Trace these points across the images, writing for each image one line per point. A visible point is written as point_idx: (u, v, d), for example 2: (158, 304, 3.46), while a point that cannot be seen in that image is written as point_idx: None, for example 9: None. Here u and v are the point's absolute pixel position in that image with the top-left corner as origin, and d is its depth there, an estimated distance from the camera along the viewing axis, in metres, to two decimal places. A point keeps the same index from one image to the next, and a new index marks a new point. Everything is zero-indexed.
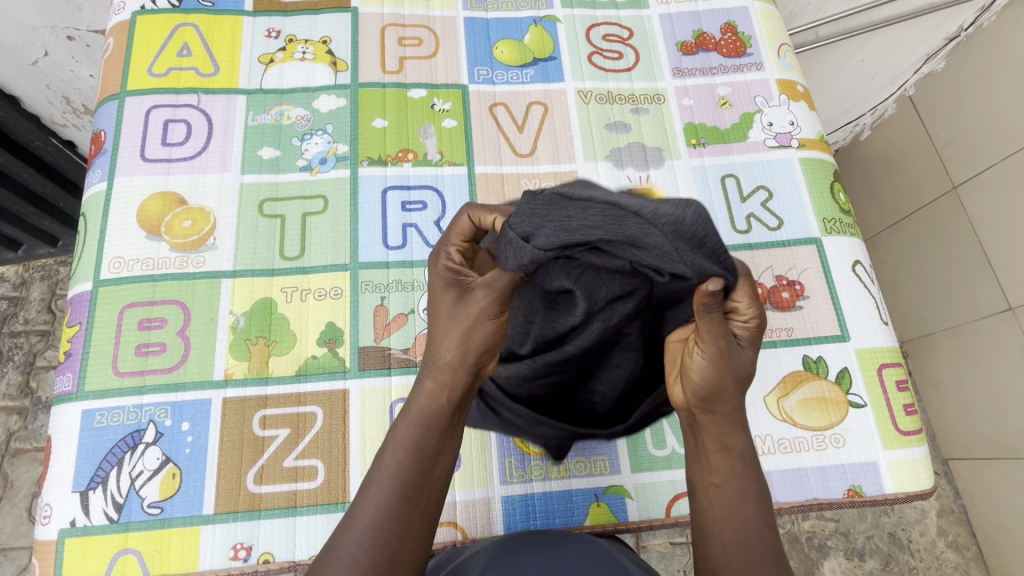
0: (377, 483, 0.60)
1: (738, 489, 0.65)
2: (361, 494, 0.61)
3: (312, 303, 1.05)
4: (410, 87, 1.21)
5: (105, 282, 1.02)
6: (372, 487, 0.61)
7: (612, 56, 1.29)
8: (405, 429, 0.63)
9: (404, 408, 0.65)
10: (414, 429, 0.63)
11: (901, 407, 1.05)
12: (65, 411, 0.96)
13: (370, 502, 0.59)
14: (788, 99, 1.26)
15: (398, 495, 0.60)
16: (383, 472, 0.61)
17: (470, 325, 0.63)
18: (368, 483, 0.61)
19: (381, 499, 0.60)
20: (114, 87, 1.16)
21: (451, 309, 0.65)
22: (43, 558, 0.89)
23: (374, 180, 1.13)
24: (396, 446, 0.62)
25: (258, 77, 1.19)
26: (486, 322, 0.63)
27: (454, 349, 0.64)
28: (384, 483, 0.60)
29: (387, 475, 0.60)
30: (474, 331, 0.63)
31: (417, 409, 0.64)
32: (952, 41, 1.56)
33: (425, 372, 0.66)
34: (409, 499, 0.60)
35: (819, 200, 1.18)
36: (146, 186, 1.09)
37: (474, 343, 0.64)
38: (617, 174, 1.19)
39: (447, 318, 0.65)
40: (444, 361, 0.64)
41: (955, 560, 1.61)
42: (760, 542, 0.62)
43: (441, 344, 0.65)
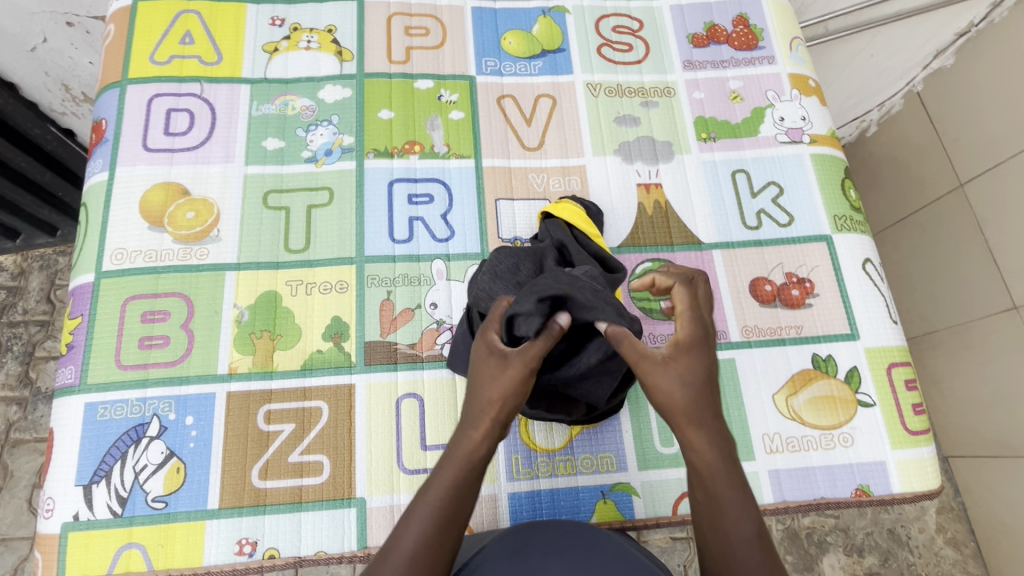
0: (420, 517, 0.60)
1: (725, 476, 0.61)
2: (398, 529, 0.60)
3: (317, 296, 1.04)
4: (417, 77, 1.19)
5: (107, 273, 1.01)
6: (411, 522, 0.60)
7: (622, 48, 1.27)
8: (448, 471, 0.62)
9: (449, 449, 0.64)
10: (459, 471, 0.62)
11: (910, 407, 1.04)
12: (67, 403, 0.95)
13: (408, 537, 0.59)
14: (799, 94, 1.24)
15: (438, 526, 0.60)
16: (424, 507, 0.60)
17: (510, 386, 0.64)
18: (406, 518, 0.60)
19: (421, 532, 0.59)
20: (115, 75, 1.13)
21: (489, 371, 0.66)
22: (46, 552, 0.89)
23: (380, 172, 1.12)
24: (437, 485, 0.61)
25: (262, 66, 1.17)
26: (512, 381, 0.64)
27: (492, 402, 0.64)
28: (428, 512, 0.60)
29: (427, 513, 0.60)
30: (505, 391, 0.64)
31: (460, 456, 0.63)
32: (963, 37, 1.54)
33: (467, 423, 0.65)
34: (444, 535, 0.60)
35: (830, 196, 1.16)
36: (147, 176, 1.07)
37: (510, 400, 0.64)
38: (626, 169, 1.18)
39: (487, 376, 0.66)
40: (483, 413, 0.64)
41: (953, 557, 1.62)
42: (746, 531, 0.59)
43: (480, 395, 0.65)
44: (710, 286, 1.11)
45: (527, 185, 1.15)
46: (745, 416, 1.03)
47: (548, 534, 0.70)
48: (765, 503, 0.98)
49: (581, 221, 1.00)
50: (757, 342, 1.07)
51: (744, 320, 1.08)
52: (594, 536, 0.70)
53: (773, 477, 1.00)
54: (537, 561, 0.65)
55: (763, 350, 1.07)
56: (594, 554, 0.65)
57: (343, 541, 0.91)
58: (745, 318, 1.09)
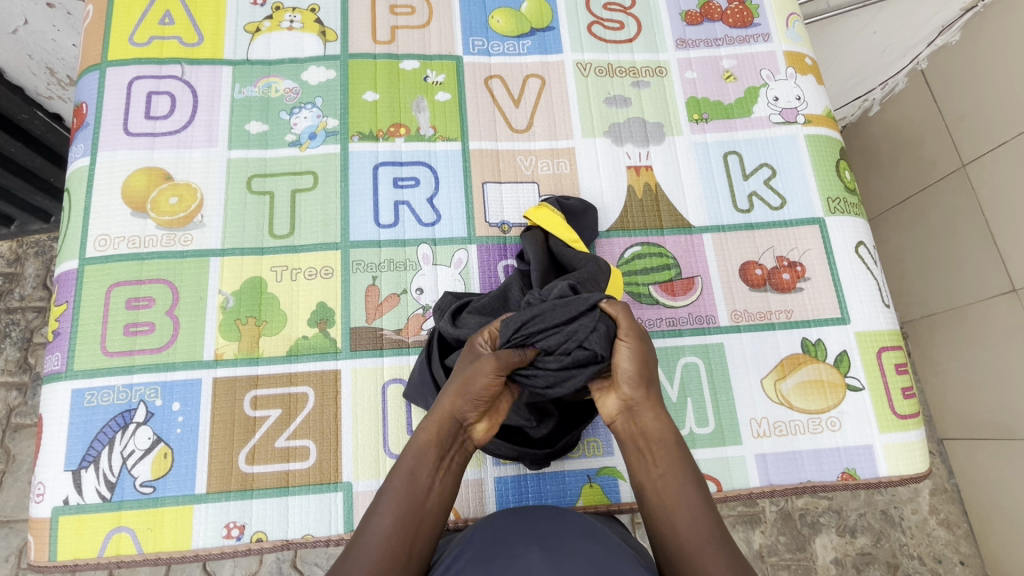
0: (387, 501, 0.67)
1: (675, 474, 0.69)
2: (364, 522, 0.67)
3: (302, 282, 1.03)
4: (402, 58, 1.17)
5: (91, 260, 1.01)
6: (374, 515, 0.66)
7: (613, 26, 1.24)
8: (408, 461, 0.69)
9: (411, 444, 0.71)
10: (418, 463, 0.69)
11: (899, 391, 1.03)
12: (54, 390, 0.95)
13: (373, 527, 0.65)
14: (795, 72, 1.21)
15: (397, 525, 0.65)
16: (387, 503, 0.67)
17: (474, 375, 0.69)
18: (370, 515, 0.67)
19: (383, 522, 0.65)
20: (94, 58, 1.11)
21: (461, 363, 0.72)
22: (38, 535, 0.90)
23: (365, 155, 1.10)
24: (397, 482, 0.68)
25: (244, 47, 1.15)
26: (484, 372, 0.69)
27: (454, 393, 0.70)
28: (387, 510, 0.66)
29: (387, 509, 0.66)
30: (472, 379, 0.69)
31: (419, 451, 0.69)
32: (969, 12, 1.48)
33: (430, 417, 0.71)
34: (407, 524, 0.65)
35: (823, 177, 1.14)
36: (129, 161, 1.05)
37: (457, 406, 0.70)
38: (616, 151, 1.16)
39: (457, 369, 0.72)
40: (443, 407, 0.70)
41: (945, 537, 1.64)
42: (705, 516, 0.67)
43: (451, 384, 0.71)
44: (699, 270, 1.09)
45: (514, 168, 1.13)
46: (733, 401, 1.02)
47: (523, 522, 0.69)
48: (752, 486, 0.99)
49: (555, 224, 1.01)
50: (746, 327, 1.06)
51: (734, 304, 1.07)
52: (569, 521, 0.70)
53: (759, 460, 1.00)
54: (518, 547, 0.63)
55: (752, 335, 1.06)
56: (570, 536, 0.65)
57: (330, 526, 0.92)
58: (735, 302, 1.08)
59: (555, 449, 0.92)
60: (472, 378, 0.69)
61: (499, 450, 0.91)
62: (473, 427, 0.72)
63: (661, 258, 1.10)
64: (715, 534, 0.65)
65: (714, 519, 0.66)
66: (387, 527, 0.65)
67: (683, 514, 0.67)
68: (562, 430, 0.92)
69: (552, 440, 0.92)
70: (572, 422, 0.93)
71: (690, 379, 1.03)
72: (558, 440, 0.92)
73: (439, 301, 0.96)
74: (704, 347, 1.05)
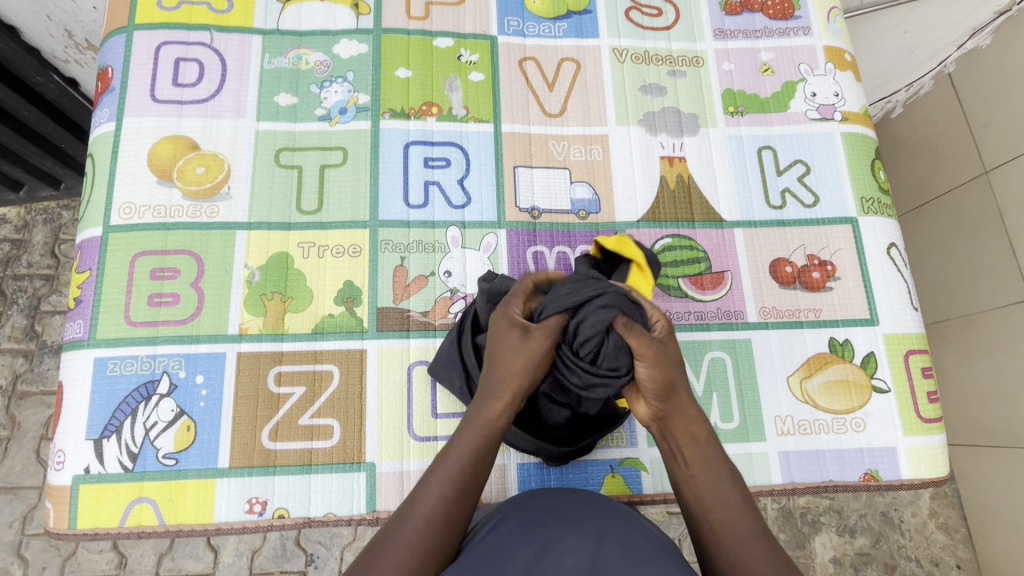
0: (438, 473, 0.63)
1: (711, 471, 0.65)
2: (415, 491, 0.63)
3: (329, 260, 1.01)
4: (436, 35, 1.14)
5: (115, 228, 0.99)
6: (430, 483, 0.63)
7: (651, 13, 1.21)
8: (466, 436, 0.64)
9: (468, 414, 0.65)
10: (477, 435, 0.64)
11: (924, 395, 1.03)
12: (76, 357, 0.94)
13: (426, 497, 0.62)
14: (834, 68, 1.19)
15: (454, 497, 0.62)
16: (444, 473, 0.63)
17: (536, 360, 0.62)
18: (423, 483, 0.63)
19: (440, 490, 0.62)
20: (121, 21, 1.08)
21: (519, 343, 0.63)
22: (57, 503, 0.89)
23: (396, 134, 1.08)
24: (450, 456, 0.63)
25: (275, 17, 1.12)
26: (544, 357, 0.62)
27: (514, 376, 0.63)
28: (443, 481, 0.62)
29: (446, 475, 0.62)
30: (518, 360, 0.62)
31: (474, 427, 0.64)
32: (1003, 16, 1.45)
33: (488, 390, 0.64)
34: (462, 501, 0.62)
35: (858, 176, 1.13)
36: (156, 128, 1.03)
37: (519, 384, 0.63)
38: (649, 141, 1.14)
39: (509, 349, 0.63)
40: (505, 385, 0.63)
41: (943, 541, 1.66)
42: (742, 516, 0.63)
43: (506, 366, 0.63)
44: (729, 265, 1.08)
45: (546, 153, 1.11)
46: (758, 398, 1.02)
47: (552, 513, 0.67)
48: (773, 483, 0.98)
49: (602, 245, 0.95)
50: (774, 324, 1.05)
51: (763, 301, 1.06)
52: (603, 504, 0.69)
53: (782, 458, 1.00)
54: (555, 530, 0.63)
55: (780, 332, 1.05)
56: (605, 520, 0.65)
57: (352, 505, 0.92)
58: (764, 299, 1.07)
59: (576, 450, 0.91)
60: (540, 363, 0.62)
61: (520, 440, 0.89)
62: None
63: (691, 251, 1.08)
64: (755, 530, 0.63)
65: (752, 518, 0.63)
66: (443, 498, 0.61)
67: (721, 514, 0.63)
68: (587, 432, 0.90)
69: (575, 440, 0.91)
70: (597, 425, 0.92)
71: (716, 374, 1.03)
72: (580, 440, 0.91)
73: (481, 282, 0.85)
74: (731, 342, 1.04)
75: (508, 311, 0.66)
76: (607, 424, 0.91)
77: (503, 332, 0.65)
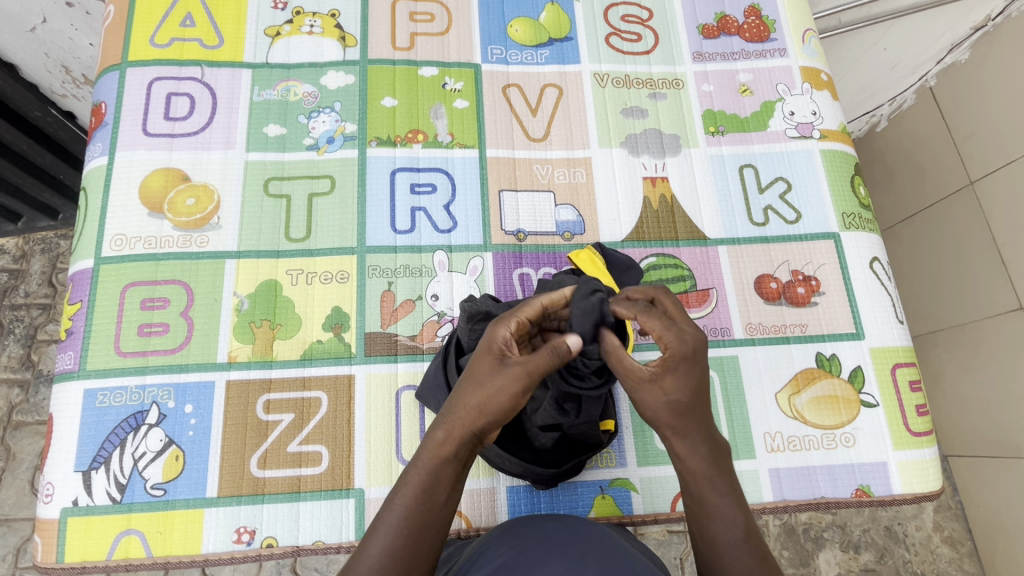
0: (390, 514, 0.60)
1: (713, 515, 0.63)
2: (368, 532, 0.60)
3: (317, 286, 1.03)
4: (421, 64, 1.17)
5: (106, 259, 1.00)
6: (381, 526, 0.60)
7: (630, 38, 1.25)
8: (416, 474, 0.62)
9: (418, 451, 0.63)
10: (425, 475, 0.61)
11: (913, 408, 1.03)
12: (66, 389, 0.94)
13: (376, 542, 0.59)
14: (811, 87, 1.21)
15: (402, 543, 0.59)
16: (392, 517, 0.60)
17: (502, 392, 0.59)
18: (374, 526, 0.60)
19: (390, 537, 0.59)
20: (114, 58, 1.12)
21: (490, 372, 0.60)
22: (45, 536, 0.89)
23: (383, 161, 1.10)
24: (402, 496, 0.61)
25: (264, 50, 1.15)
26: (508, 392, 0.59)
27: (470, 411, 0.61)
28: (391, 527, 0.59)
29: (396, 518, 0.59)
30: (496, 397, 0.59)
31: (425, 462, 0.62)
32: (979, 31, 1.49)
33: (439, 422, 0.63)
34: (417, 539, 0.59)
35: (838, 192, 1.15)
36: (148, 161, 1.06)
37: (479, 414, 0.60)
38: (632, 162, 1.16)
39: (478, 380, 0.61)
40: (457, 418, 0.61)
41: (949, 555, 1.63)
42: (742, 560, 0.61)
43: (468, 398, 0.61)
44: (714, 282, 1.09)
45: (531, 177, 1.13)
46: (747, 415, 1.02)
47: (537, 544, 0.65)
48: (765, 501, 0.98)
49: (592, 266, 0.95)
50: (761, 340, 1.06)
51: (749, 317, 1.07)
52: (590, 532, 0.69)
53: (773, 476, 0.99)
54: (539, 556, 0.62)
55: (767, 348, 1.06)
56: (592, 548, 0.64)
57: (341, 532, 0.91)
58: (749, 315, 1.07)
59: (561, 471, 0.90)
60: (499, 396, 0.59)
61: (504, 463, 0.89)
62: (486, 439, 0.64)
63: (677, 269, 1.10)
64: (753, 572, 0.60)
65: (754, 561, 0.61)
66: (391, 544, 0.58)
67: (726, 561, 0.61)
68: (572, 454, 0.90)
69: (560, 462, 0.90)
70: (581, 447, 0.92)
71: None
72: (565, 462, 0.90)
73: (461, 303, 0.85)
74: (719, 359, 1.05)
75: (494, 335, 0.61)
76: (591, 446, 0.92)
77: (480, 367, 0.60)
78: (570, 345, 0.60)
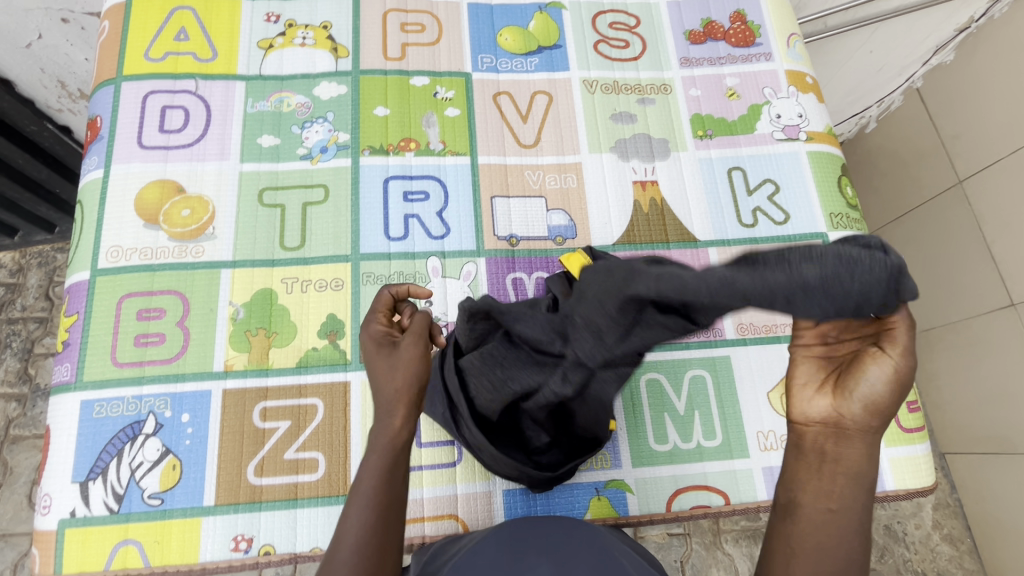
0: (356, 510, 0.60)
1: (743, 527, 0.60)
2: (339, 535, 0.60)
3: (312, 294, 1.04)
4: (412, 74, 1.19)
5: (102, 271, 1.01)
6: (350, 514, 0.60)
7: (618, 45, 1.27)
8: (371, 462, 0.62)
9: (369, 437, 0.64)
10: (383, 459, 0.62)
11: (905, 404, 1.04)
12: (63, 401, 0.95)
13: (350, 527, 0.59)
14: (797, 90, 1.24)
15: (375, 519, 0.60)
16: (360, 500, 0.60)
17: (404, 372, 0.65)
18: (344, 515, 0.61)
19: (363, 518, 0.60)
20: (110, 72, 1.13)
21: (386, 360, 0.67)
22: (43, 548, 0.89)
23: (376, 169, 1.12)
24: (367, 479, 0.61)
25: (257, 63, 1.17)
26: (416, 372, 0.65)
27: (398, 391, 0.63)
28: (361, 508, 0.60)
29: (363, 502, 0.60)
30: (403, 375, 0.65)
31: (379, 446, 0.62)
32: (963, 33, 1.52)
33: (383, 410, 0.64)
34: (387, 515, 0.61)
35: (826, 193, 1.16)
36: (142, 174, 1.07)
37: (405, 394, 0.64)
38: (622, 166, 1.18)
39: (384, 367, 0.66)
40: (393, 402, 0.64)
41: (949, 553, 1.63)
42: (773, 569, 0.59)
43: (384, 387, 0.64)
44: None
45: (522, 182, 1.14)
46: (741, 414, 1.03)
47: (528, 540, 0.67)
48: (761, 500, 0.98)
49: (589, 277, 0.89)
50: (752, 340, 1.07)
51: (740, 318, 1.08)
52: (585, 533, 0.69)
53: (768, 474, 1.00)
54: (531, 557, 0.63)
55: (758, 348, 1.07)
56: (585, 550, 0.64)
57: None
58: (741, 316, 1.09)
59: (557, 474, 0.90)
60: (405, 377, 0.64)
61: (499, 466, 0.89)
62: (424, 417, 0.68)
63: None
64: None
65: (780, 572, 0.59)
66: (364, 524, 0.59)
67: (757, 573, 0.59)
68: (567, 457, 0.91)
69: (555, 464, 0.91)
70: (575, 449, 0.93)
71: (698, 393, 1.04)
72: (562, 464, 0.91)
73: (464, 299, 0.81)
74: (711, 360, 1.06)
75: (370, 329, 0.72)
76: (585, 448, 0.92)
77: (377, 361, 0.67)
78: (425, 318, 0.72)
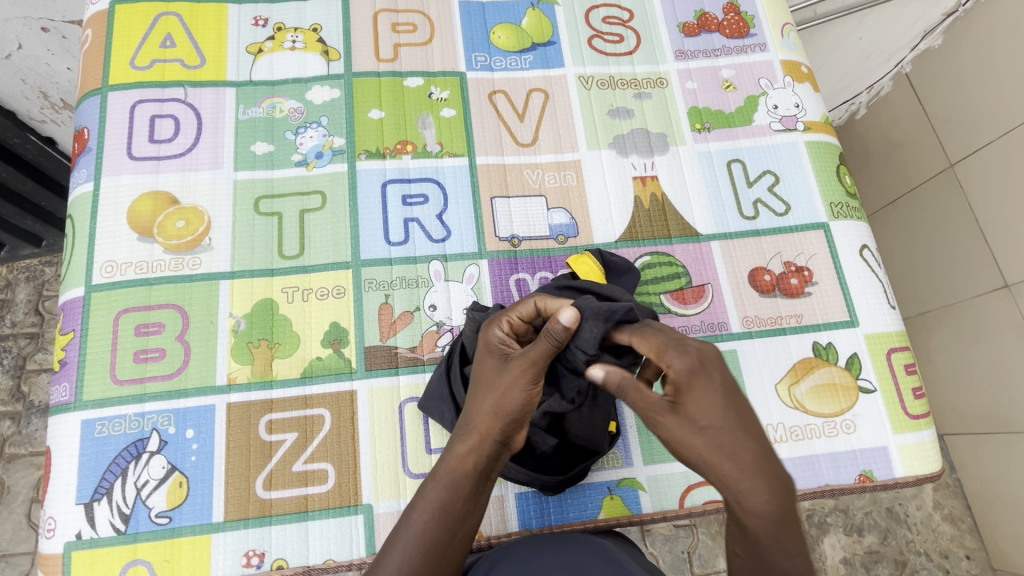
0: (410, 531, 0.59)
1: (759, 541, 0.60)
2: (387, 549, 0.59)
3: (314, 302, 1.02)
4: (406, 75, 1.17)
5: (97, 287, 0.99)
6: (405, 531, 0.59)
7: (612, 40, 1.25)
8: (434, 488, 0.61)
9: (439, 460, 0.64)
10: (444, 488, 0.61)
11: (910, 391, 1.05)
12: (63, 421, 0.93)
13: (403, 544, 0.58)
14: (792, 81, 1.23)
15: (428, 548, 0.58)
16: (418, 520, 0.59)
17: (507, 392, 0.62)
18: (398, 532, 0.60)
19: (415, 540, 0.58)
20: (95, 82, 1.10)
21: (494, 374, 0.64)
22: (49, 572, 0.87)
23: (373, 173, 1.10)
24: (425, 505, 0.60)
25: (247, 68, 1.15)
26: (517, 392, 0.61)
27: (486, 415, 0.62)
28: (416, 531, 0.59)
29: (419, 526, 0.59)
30: (506, 399, 0.62)
31: (444, 474, 0.62)
32: (950, 17, 1.52)
33: (456, 434, 0.64)
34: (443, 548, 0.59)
35: (825, 182, 1.16)
36: (134, 186, 1.04)
37: (493, 419, 0.62)
38: (621, 162, 1.17)
39: (487, 382, 0.64)
40: (474, 428, 0.63)
41: (950, 533, 1.66)
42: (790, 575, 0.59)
43: (474, 407, 0.63)
44: (709, 278, 1.10)
45: (522, 182, 1.13)
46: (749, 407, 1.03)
47: (544, 558, 0.64)
48: None
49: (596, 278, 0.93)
50: (758, 333, 1.07)
51: (745, 311, 1.08)
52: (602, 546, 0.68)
53: None
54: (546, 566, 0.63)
55: (764, 341, 1.07)
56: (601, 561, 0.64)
57: (351, 550, 0.91)
58: (746, 309, 1.09)
59: (569, 477, 0.90)
60: (508, 396, 0.61)
61: (512, 472, 0.89)
62: (504, 450, 0.65)
63: (671, 267, 1.10)
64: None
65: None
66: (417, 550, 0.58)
67: None
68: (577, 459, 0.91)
69: (567, 467, 0.90)
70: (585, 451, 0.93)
71: None
72: (572, 467, 0.90)
73: (471, 312, 0.83)
74: None
75: (489, 335, 0.66)
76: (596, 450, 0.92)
77: (486, 370, 0.64)
78: (565, 324, 0.61)
